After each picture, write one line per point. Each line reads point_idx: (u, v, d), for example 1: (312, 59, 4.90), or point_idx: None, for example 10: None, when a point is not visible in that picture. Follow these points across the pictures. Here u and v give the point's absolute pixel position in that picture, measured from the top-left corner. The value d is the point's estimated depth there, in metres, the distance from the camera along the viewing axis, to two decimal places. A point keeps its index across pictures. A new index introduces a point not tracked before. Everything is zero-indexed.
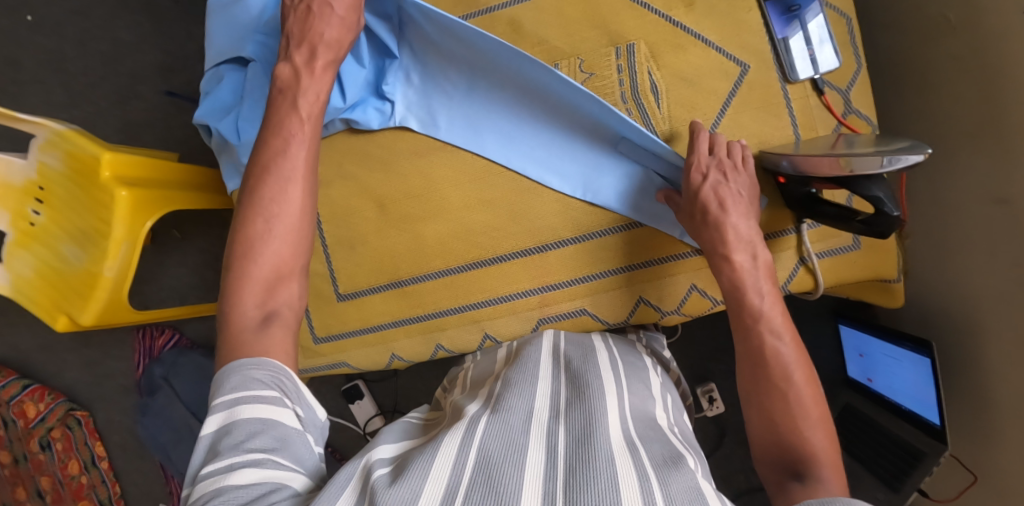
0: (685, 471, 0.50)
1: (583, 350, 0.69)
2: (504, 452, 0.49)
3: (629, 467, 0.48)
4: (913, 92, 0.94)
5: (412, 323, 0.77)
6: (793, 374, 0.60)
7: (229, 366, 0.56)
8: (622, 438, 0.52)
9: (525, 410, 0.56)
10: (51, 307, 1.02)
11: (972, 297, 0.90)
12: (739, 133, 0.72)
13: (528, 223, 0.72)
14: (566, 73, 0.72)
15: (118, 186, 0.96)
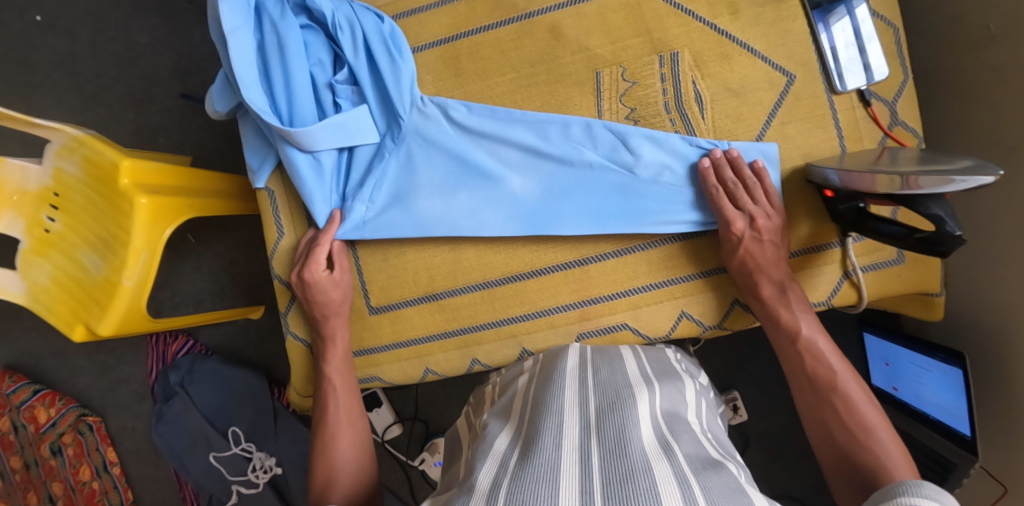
0: (726, 477, 0.48)
1: (609, 359, 0.67)
2: (537, 478, 0.46)
3: (668, 474, 0.46)
4: (950, 99, 0.92)
5: (451, 335, 0.75)
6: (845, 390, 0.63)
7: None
8: (657, 444, 0.50)
9: (553, 426, 0.54)
10: (69, 317, 1.01)
11: (1008, 309, 0.88)
12: (784, 144, 0.71)
13: (569, 235, 0.71)
14: (609, 82, 0.70)
15: (138, 193, 0.93)
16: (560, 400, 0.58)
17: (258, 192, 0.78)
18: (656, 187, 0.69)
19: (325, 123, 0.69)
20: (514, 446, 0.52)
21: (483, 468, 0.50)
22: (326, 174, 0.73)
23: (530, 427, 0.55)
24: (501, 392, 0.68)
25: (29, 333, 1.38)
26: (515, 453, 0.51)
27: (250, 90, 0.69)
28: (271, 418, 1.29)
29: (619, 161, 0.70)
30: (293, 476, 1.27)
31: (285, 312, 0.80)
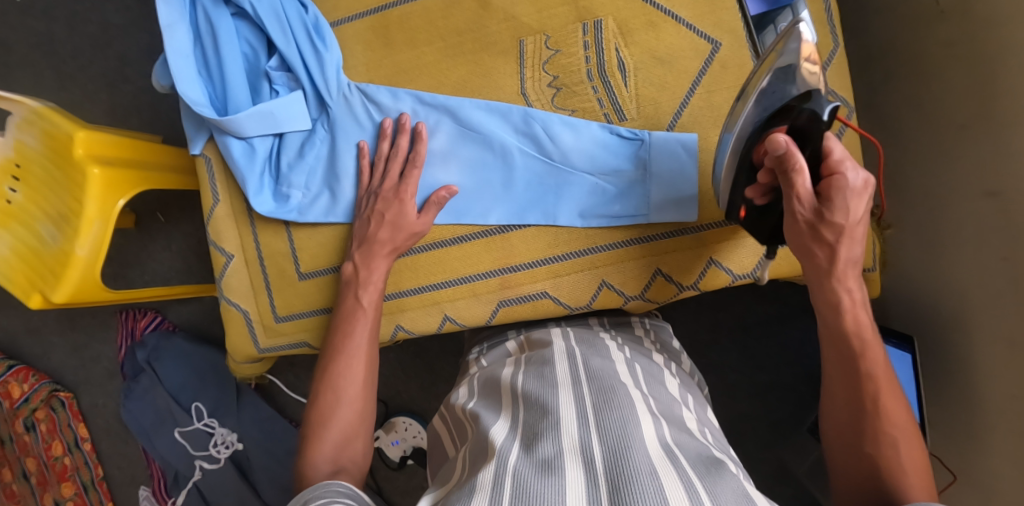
0: (726, 474, 0.47)
1: (596, 350, 0.67)
2: (543, 483, 0.46)
3: (675, 477, 0.45)
4: (906, 79, 0.91)
5: (411, 294, 0.74)
6: (896, 419, 0.57)
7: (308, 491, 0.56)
8: (659, 441, 0.50)
9: (553, 425, 0.53)
10: (26, 286, 1.04)
11: (959, 292, 0.86)
12: (713, 112, 0.69)
13: (492, 203, 0.70)
14: (532, 50, 0.70)
15: (91, 163, 0.95)
16: (556, 395, 0.57)
17: (197, 159, 0.80)
18: (579, 168, 0.69)
19: (250, 111, 0.71)
20: (513, 443, 0.52)
21: (486, 465, 0.49)
22: (257, 162, 0.75)
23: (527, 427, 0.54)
24: (485, 383, 0.69)
25: (5, 310, 1.41)
26: (513, 451, 0.50)
27: (186, 85, 0.72)
28: (233, 394, 1.29)
29: (543, 151, 0.69)
30: (255, 453, 1.28)
31: (220, 278, 0.81)
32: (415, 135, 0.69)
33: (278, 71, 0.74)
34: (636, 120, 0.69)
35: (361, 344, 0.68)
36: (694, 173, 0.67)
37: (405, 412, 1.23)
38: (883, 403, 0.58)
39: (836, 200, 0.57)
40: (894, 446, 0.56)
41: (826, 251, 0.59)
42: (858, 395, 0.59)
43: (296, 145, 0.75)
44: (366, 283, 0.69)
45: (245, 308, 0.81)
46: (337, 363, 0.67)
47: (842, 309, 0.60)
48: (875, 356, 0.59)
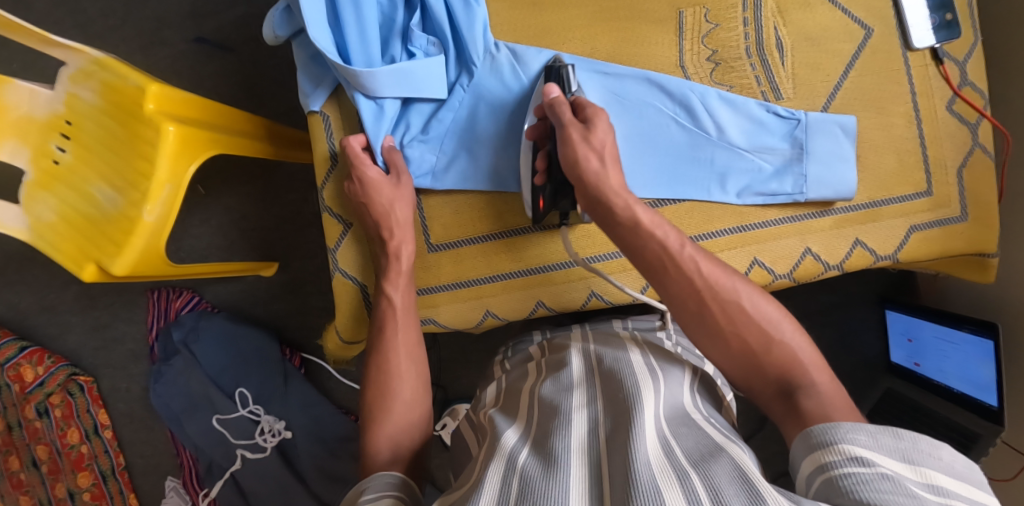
0: (724, 459, 0.47)
1: (610, 355, 0.67)
2: (546, 476, 0.46)
3: (666, 465, 0.45)
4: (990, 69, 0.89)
5: (442, 289, 0.73)
6: (769, 317, 0.56)
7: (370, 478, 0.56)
8: (657, 437, 0.50)
9: (561, 424, 0.53)
10: (77, 256, 0.94)
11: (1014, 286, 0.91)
12: (862, 97, 0.70)
13: (646, 175, 0.69)
14: (692, 23, 0.68)
15: (165, 121, 0.88)
16: (570, 403, 0.58)
17: (312, 117, 0.75)
18: (732, 141, 0.69)
19: (391, 66, 0.66)
20: (521, 446, 0.52)
21: (489, 468, 0.50)
22: (384, 122, 0.70)
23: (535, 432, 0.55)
24: (508, 395, 0.71)
25: (16, 287, 1.29)
26: (519, 455, 0.51)
27: (314, 28, 0.65)
28: (281, 379, 1.23)
29: (700, 126, 0.69)
30: (302, 441, 1.21)
31: (334, 248, 0.76)
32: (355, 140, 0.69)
33: (420, 33, 0.69)
34: (791, 100, 0.69)
35: (401, 334, 0.67)
36: (852, 153, 0.68)
37: (466, 399, 1.18)
38: (731, 305, 0.57)
39: (588, 128, 0.63)
40: (752, 333, 0.56)
41: (588, 163, 0.62)
42: (703, 315, 0.58)
43: (425, 110, 0.72)
44: (397, 272, 0.69)
45: (361, 283, 0.76)
46: (384, 358, 0.65)
47: (650, 232, 0.60)
48: (701, 264, 0.58)
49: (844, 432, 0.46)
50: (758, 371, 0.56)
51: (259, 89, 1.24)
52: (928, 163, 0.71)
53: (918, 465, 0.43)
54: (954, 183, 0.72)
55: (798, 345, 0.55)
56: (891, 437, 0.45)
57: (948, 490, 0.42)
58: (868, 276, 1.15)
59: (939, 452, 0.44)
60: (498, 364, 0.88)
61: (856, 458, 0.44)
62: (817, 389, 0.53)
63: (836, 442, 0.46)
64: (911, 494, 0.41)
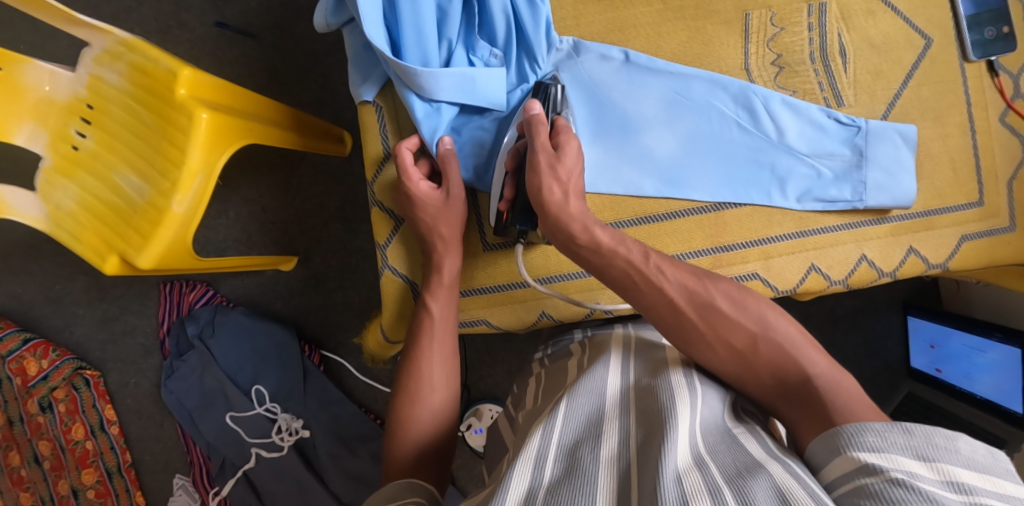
0: (763, 477, 0.45)
1: (652, 361, 0.64)
2: (571, 487, 0.45)
3: (701, 489, 0.43)
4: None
5: (479, 293, 0.73)
6: (761, 316, 0.59)
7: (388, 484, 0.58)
8: (692, 455, 0.47)
9: (592, 428, 0.53)
10: (100, 248, 0.91)
11: None
12: (921, 106, 0.71)
13: (707, 178, 0.69)
14: (758, 26, 0.68)
15: (198, 107, 0.84)
16: (603, 410, 0.55)
17: (363, 107, 0.72)
18: (792, 146, 0.69)
19: (452, 69, 0.65)
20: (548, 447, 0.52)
21: (514, 467, 0.48)
22: (438, 128, 0.68)
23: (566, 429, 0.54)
24: (545, 394, 0.70)
25: (19, 277, 1.24)
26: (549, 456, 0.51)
27: (371, 27, 0.64)
28: (300, 376, 1.20)
29: (761, 129, 0.69)
30: (321, 439, 1.19)
31: (384, 244, 0.74)
32: (409, 143, 0.68)
33: (483, 42, 0.68)
34: (853, 106, 0.70)
35: (437, 348, 0.68)
36: (911, 161, 0.69)
37: (489, 398, 1.17)
38: (724, 318, 0.59)
39: (553, 165, 0.63)
40: (737, 340, 0.58)
41: (552, 194, 0.63)
42: (683, 323, 0.60)
43: (481, 117, 0.70)
44: (438, 283, 0.68)
45: (410, 279, 0.74)
46: (416, 366, 0.67)
47: (614, 250, 0.62)
48: (671, 274, 0.61)
49: (851, 439, 0.47)
50: (751, 373, 0.58)
51: (282, 78, 1.22)
52: (979, 173, 0.72)
53: (934, 461, 0.43)
54: (1004, 194, 0.73)
55: (810, 358, 0.56)
56: (902, 434, 0.45)
57: (970, 485, 0.42)
58: (891, 281, 1.17)
59: (955, 444, 0.44)
60: (535, 361, 0.85)
61: (866, 466, 0.44)
62: (829, 393, 0.54)
63: (846, 452, 0.46)
64: (932, 494, 0.41)
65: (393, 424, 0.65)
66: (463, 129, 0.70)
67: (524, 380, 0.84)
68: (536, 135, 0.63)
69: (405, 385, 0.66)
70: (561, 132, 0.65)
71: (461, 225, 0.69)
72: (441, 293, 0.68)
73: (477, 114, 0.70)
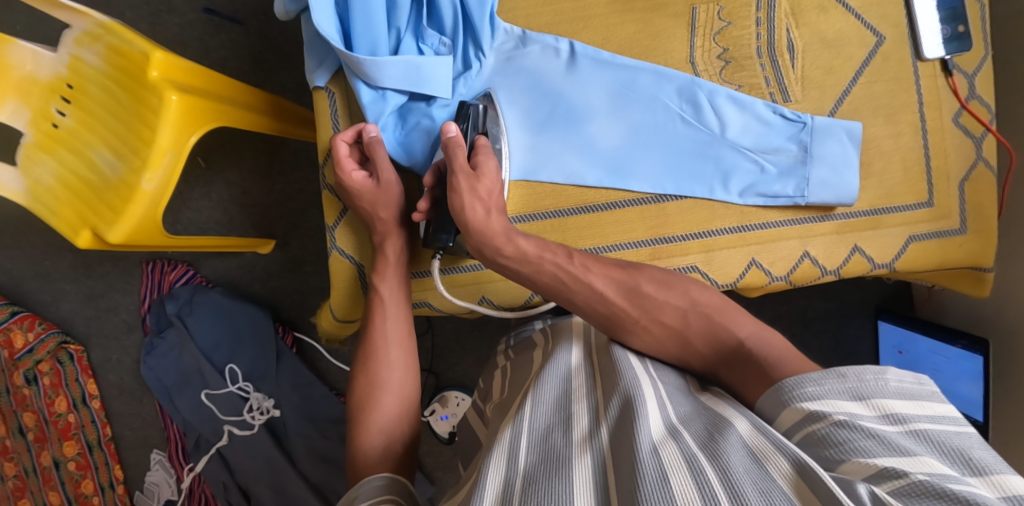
0: (733, 436, 0.44)
1: (607, 348, 0.64)
2: (547, 472, 0.44)
3: (676, 453, 0.42)
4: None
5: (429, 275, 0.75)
6: (678, 300, 0.62)
7: (366, 477, 0.57)
8: (661, 426, 0.46)
9: (557, 421, 0.52)
10: (75, 222, 0.94)
11: (1001, 303, 0.91)
12: (871, 103, 0.71)
13: (648, 169, 0.69)
14: (704, 20, 0.69)
15: (169, 89, 0.87)
16: (565, 405, 0.55)
17: (316, 93, 0.73)
18: (736, 141, 0.69)
19: (398, 57, 0.66)
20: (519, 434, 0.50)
21: (490, 464, 0.46)
22: (384, 114, 0.70)
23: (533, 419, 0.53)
24: (512, 383, 0.70)
25: (10, 252, 1.28)
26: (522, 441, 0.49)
27: (320, 14, 0.66)
28: (273, 358, 1.22)
29: (705, 123, 0.69)
30: (292, 420, 1.21)
31: (332, 226, 0.75)
32: (342, 133, 0.69)
33: (432, 30, 0.70)
34: (800, 102, 0.70)
35: (391, 330, 0.68)
36: (856, 158, 0.68)
37: (456, 386, 1.18)
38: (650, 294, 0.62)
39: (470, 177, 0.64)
40: (668, 317, 0.61)
41: (474, 213, 0.64)
42: (619, 316, 0.62)
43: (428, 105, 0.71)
44: (384, 269, 0.70)
45: (358, 262, 0.76)
46: (372, 347, 0.67)
47: (537, 259, 0.65)
48: (595, 269, 0.64)
49: (794, 390, 0.47)
50: (690, 349, 0.60)
51: (266, 65, 1.24)
52: (930, 173, 0.71)
53: (869, 398, 0.44)
54: (955, 195, 0.72)
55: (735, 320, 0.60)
56: (837, 379, 0.46)
57: (902, 413, 0.43)
58: (864, 285, 1.16)
59: (884, 378, 0.45)
60: (501, 353, 0.84)
61: (811, 414, 0.44)
62: (760, 351, 0.56)
63: (792, 404, 0.46)
64: (876, 431, 0.41)
65: (356, 415, 0.64)
66: (410, 116, 0.72)
67: (489, 370, 0.84)
68: (454, 153, 0.64)
69: (364, 372, 0.66)
70: (479, 153, 0.66)
71: (395, 192, 0.70)
72: (392, 279, 0.70)
73: (425, 101, 0.72)
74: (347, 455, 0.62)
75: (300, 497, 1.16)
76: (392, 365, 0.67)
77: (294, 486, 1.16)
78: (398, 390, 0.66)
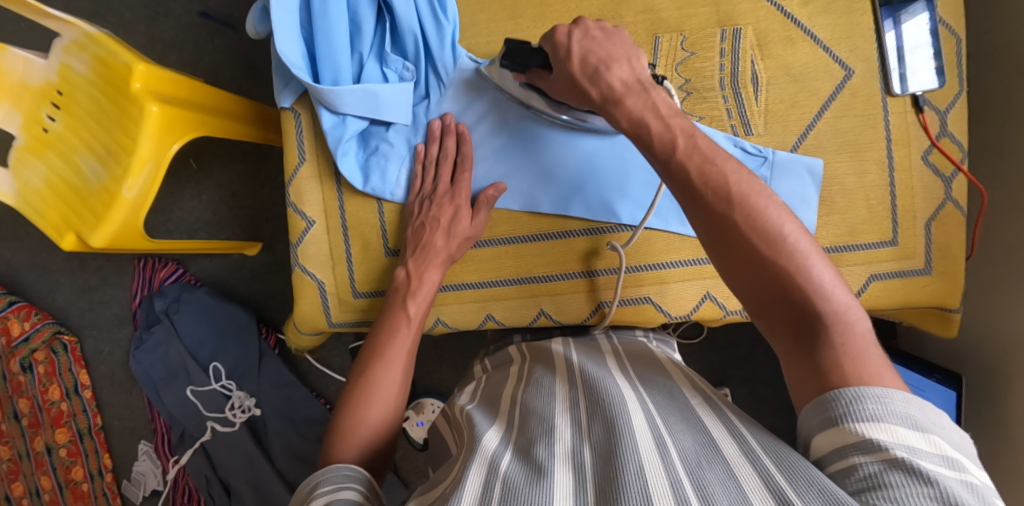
0: (721, 468, 0.43)
1: (593, 360, 0.64)
2: (527, 487, 0.43)
3: (662, 476, 0.41)
4: (972, 120, 0.84)
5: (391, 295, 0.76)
6: (782, 238, 0.49)
7: (331, 467, 0.54)
8: (652, 438, 0.46)
9: (545, 427, 0.50)
10: (59, 224, 0.96)
11: (978, 340, 0.89)
12: (836, 139, 0.69)
13: (606, 200, 0.70)
14: (667, 49, 0.69)
15: (150, 100, 0.89)
16: (552, 407, 0.54)
17: (283, 113, 0.74)
18: None
19: (356, 87, 0.67)
20: (507, 450, 0.49)
21: (471, 468, 0.47)
22: (345, 139, 0.70)
23: (522, 431, 0.52)
24: (487, 390, 0.67)
25: (9, 242, 1.32)
26: (506, 459, 0.48)
27: (284, 40, 0.67)
28: (256, 358, 1.25)
29: None
30: (271, 419, 1.24)
31: (296, 244, 0.75)
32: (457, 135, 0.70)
33: (394, 55, 0.70)
34: (761, 136, 0.70)
35: (403, 353, 0.64)
36: (814, 197, 0.69)
37: (432, 394, 1.19)
38: (760, 219, 0.50)
39: (594, 50, 0.58)
40: (759, 242, 0.50)
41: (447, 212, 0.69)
42: (709, 213, 0.52)
43: (389, 131, 0.72)
44: (417, 292, 0.67)
45: (321, 281, 0.76)
46: (378, 362, 0.63)
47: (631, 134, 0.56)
48: (698, 150, 0.53)
49: (850, 405, 0.43)
50: (766, 278, 0.50)
51: (258, 69, 1.26)
52: (896, 213, 0.70)
53: (930, 435, 0.41)
54: (921, 235, 0.70)
55: (826, 278, 0.48)
56: (901, 404, 0.43)
57: (959, 459, 0.41)
58: None
59: (943, 420, 0.43)
60: (478, 363, 0.84)
61: (865, 442, 0.41)
62: (838, 336, 0.47)
63: (843, 424, 0.43)
64: (931, 474, 0.38)
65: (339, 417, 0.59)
66: (371, 141, 0.73)
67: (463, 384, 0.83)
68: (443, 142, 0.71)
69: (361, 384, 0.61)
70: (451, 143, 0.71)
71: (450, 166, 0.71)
72: (421, 302, 0.67)
73: (387, 126, 0.73)
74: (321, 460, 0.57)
75: (276, 495, 1.18)
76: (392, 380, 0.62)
77: (271, 483, 1.19)
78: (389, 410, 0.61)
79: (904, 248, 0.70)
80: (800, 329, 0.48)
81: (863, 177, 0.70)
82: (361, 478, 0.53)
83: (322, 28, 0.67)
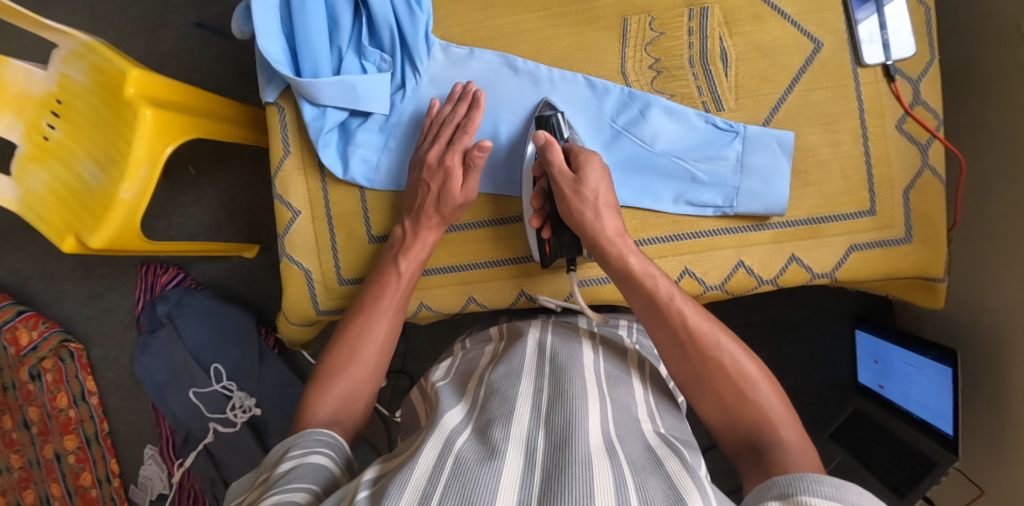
0: (663, 479, 0.44)
1: (567, 344, 0.64)
2: (480, 465, 0.43)
3: (610, 476, 0.42)
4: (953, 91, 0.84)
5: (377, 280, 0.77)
6: (733, 364, 0.58)
7: (289, 437, 0.57)
8: (603, 440, 0.47)
9: (507, 407, 0.51)
10: (60, 227, 0.98)
11: (974, 312, 0.88)
12: (809, 111, 0.70)
13: None
14: (636, 31, 0.71)
15: (143, 105, 0.91)
16: (518, 387, 0.54)
17: (268, 108, 0.76)
18: (666, 156, 0.71)
19: (334, 79, 0.69)
20: (467, 427, 0.50)
21: (429, 441, 0.47)
22: (326, 130, 0.73)
23: (484, 409, 0.52)
24: (460, 367, 0.68)
25: (17, 253, 1.36)
26: (463, 437, 0.48)
27: (265, 37, 0.70)
28: (256, 359, 1.27)
29: (637, 134, 0.71)
30: (273, 419, 1.25)
31: (283, 235, 0.77)
32: (476, 104, 0.69)
33: (372, 48, 0.73)
34: (733, 111, 0.70)
35: (386, 312, 0.68)
36: (787, 169, 0.69)
37: None
38: (711, 351, 0.58)
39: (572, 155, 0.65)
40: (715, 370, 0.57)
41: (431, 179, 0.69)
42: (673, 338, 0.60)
43: (369, 122, 0.74)
44: (409, 251, 0.70)
45: (308, 270, 0.77)
46: (366, 322, 0.67)
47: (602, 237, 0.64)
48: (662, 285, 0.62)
49: (800, 484, 0.45)
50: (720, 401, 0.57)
51: (253, 76, 1.29)
52: (873, 182, 0.70)
53: None
54: (900, 203, 0.70)
55: (770, 405, 0.56)
56: (855, 494, 0.43)
57: None
58: (842, 294, 1.14)
59: None
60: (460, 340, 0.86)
61: None
62: (778, 448, 0.53)
63: (791, 494, 0.44)
64: None
65: (323, 365, 0.64)
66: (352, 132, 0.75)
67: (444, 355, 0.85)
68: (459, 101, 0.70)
69: (342, 339, 0.66)
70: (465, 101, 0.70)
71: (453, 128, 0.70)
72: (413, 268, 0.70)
73: (366, 117, 0.75)
74: (302, 398, 0.62)
75: None
76: (371, 336, 0.66)
77: None
78: (355, 375, 0.64)
79: (883, 218, 0.70)
80: (747, 447, 0.55)
81: (838, 148, 0.70)
82: (340, 449, 0.56)
83: (301, 22, 0.70)
